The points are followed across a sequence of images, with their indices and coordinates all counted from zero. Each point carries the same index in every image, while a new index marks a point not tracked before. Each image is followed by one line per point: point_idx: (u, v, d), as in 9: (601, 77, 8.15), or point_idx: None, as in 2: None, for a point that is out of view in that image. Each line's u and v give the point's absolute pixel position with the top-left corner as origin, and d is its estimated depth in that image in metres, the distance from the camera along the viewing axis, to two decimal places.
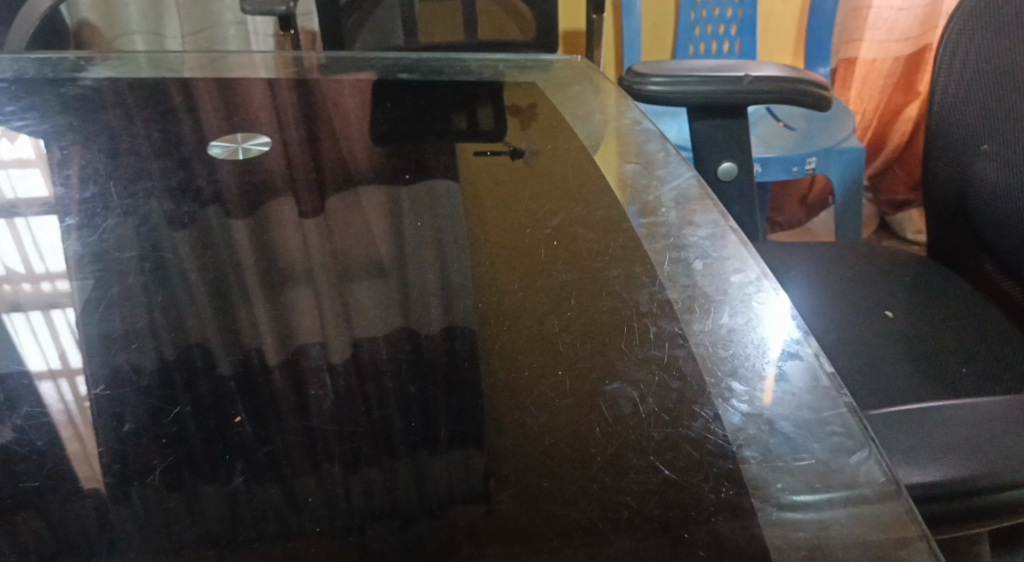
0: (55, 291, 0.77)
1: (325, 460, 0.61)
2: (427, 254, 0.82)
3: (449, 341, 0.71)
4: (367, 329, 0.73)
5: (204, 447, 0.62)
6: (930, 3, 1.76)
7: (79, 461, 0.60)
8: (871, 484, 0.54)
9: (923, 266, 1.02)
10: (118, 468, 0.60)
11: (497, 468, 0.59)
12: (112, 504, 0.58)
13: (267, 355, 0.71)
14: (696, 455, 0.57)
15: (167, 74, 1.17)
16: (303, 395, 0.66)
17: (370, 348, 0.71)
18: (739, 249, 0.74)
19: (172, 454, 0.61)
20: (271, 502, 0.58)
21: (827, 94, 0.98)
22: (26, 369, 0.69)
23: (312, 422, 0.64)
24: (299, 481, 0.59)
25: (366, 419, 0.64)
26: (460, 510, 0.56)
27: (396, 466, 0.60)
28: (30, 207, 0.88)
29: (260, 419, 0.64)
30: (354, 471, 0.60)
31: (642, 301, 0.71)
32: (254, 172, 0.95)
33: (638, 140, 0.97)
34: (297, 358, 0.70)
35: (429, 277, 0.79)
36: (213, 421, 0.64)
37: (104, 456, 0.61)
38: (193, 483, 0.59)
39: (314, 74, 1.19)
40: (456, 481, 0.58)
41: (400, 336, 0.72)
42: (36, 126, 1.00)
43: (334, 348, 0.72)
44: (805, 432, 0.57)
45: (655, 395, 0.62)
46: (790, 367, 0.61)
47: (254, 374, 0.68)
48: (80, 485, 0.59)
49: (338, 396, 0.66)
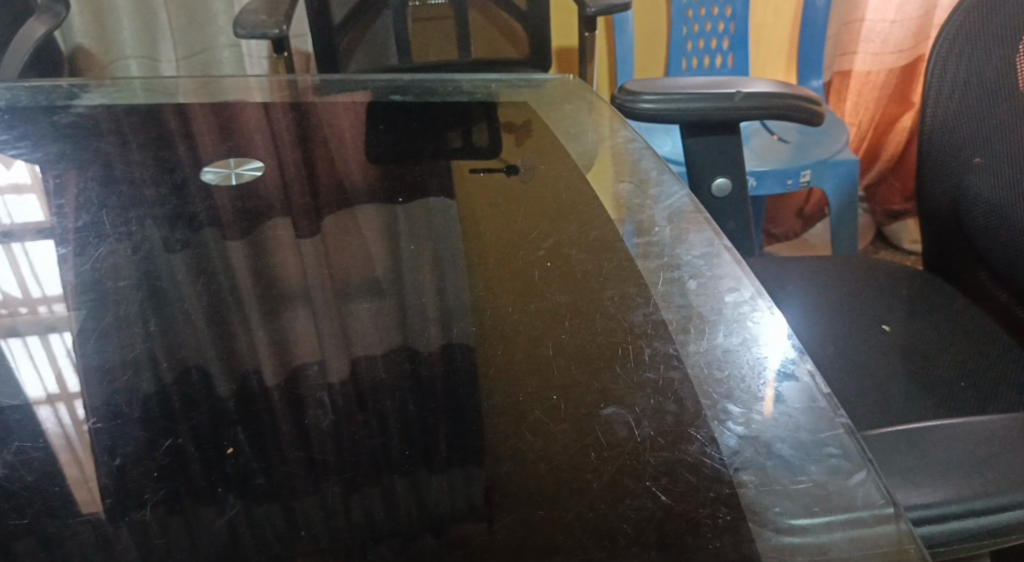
0: (53, 315, 0.76)
1: (325, 480, 0.60)
2: (423, 274, 0.82)
3: (447, 360, 0.70)
4: (366, 349, 0.73)
5: (202, 469, 0.61)
6: (923, 15, 1.77)
7: (78, 485, 0.60)
8: (869, 506, 0.53)
9: (920, 279, 1.02)
10: (116, 492, 0.60)
11: (495, 492, 0.58)
12: (111, 527, 0.58)
13: (265, 377, 0.70)
14: (692, 479, 0.57)
15: (162, 99, 1.17)
16: (302, 417, 0.66)
17: (368, 368, 0.71)
18: (733, 268, 0.74)
19: (171, 477, 0.61)
20: (272, 525, 0.57)
21: (820, 109, 0.98)
22: (23, 396, 0.69)
23: (312, 442, 0.63)
24: (299, 502, 0.59)
25: (365, 439, 0.63)
26: (457, 535, 0.56)
27: (396, 488, 0.60)
28: (25, 234, 0.88)
29: (260, 441, 0.64)
30: (354, 492, 0.59)
31: (636, 322, 0.71)
32: (248, 196, 0.95)
33: (632, 158, 0.97)
34: (296, 380, 0.70)
35: (425, 297, 0.78)
36: (211, 444, 0.63)
37: (102, 480, 0.61)
38: (193, 506, 0.59)
39: (308, 96, 1.20)
40: (456, 505, 0.58)
41: (399, 356, 0.72)
42: (31, 153, 1.01)
43: (333, 369, 0.71)
44: (801, 454, 0.57)
45: (651, 419, 0.61)
46: (786, 388, 0.61)
47: (253, 396, 0.68)
48: (79, 509, 0.59)
49: (337, 416, 0.66)
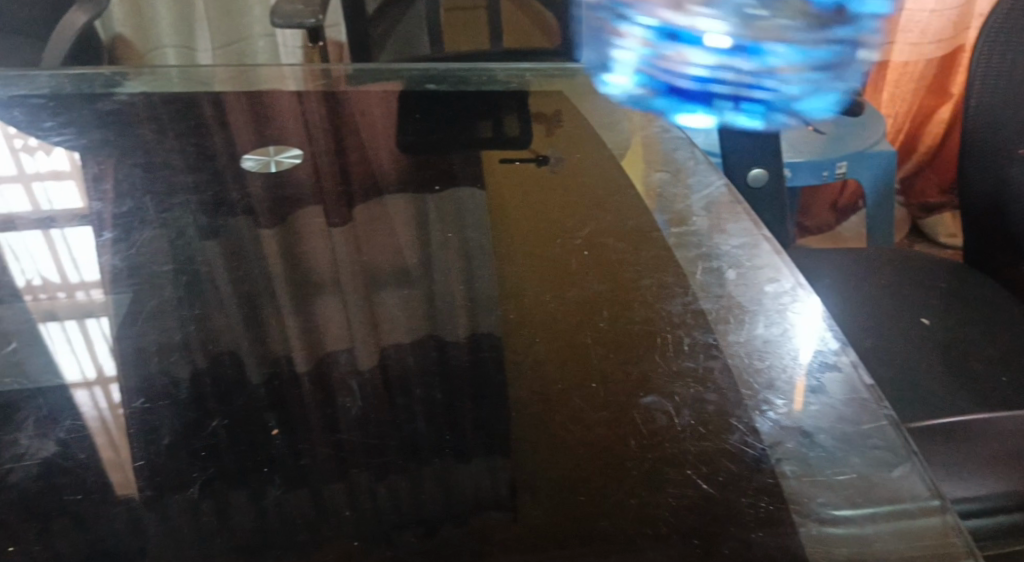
0: (90, 301, 0.77)
1: (352, 467, 0.61)
2: (454, 265, 0.82)
3: (474, 350, 0.71)
4: (395, 337, 0.74)
5: (233, 454, 0.62)
6: (963, 5, 1.75)
7: (111, 466, 0.61)
8: (915, 499, 0.53)
9: (961, 273, 1.01)
10: (149, 476, 0.60)
11: (523, 479, 0.58)
12: (143, 508, 0.58)
13: (296, 363, 0.71)
14: (735, 469, 0.57)
15: (199, 87, 1.18)
16: (333, 404, 0.66)
17: (397, 358, 0.71)
18: (772, 258, 0.75)
19: (203, 465, 0.61)
20: (301, 510, 0.57)
21: (860, 99, 0.97)
22: (60, 375, 0.70)
23: (341, 432, 0.64)
24: (327, 488, 0.59)
25: (391, 428, 0.64)
26: (486, 521, 0.56)
27: (423, 473, 0.60)
28: (65, 219, 0.89)
29: (291, 428, 0.64)
30: (381, 478, 0.60)
31: (674, 311, 0.71)
32: (284, 184, 0.95)
33: (667, 148, 0.99)
34: (326, 366, 0.71)
35: (457, 287, 0.79)
36: (243, 431, 0.64)
37: (136, 462, 0.61)
38: (224, 490, 0.59)
39: (340, 85, 1.20)
40: (482, 490, 0.58)
41: (429, 346, 0.72)
42: (74, 141, 1.02)
43: (362, 355, 0.72)
44: (844, 446, 0.57)
45: (691, 408, 0.61)
46: (828, 380, 0.62)
47: (284, 383, 0.68)
48: (112, 490, 0.59)
49: (367, 404, 0.66)
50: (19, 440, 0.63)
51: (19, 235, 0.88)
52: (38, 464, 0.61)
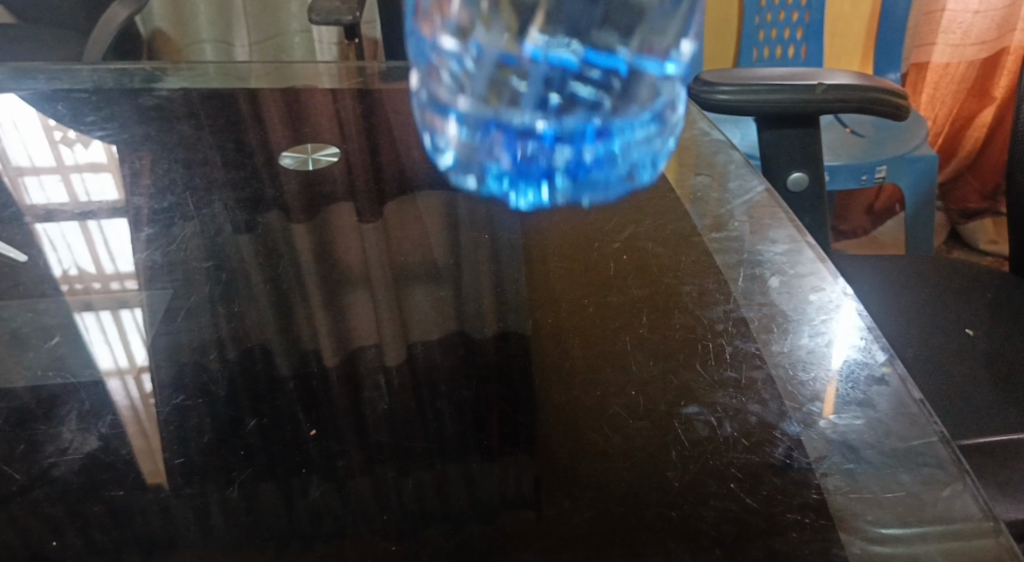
0: (125, 292, 0.78)
1: (380, 463, 0.60)
2: (483, 261, 0.81)
3: (504, 348, 0.70)
4: (422, 333, 0.73)
5: (262, 447, 0.62)
6: (1008, 5, 1.75)
7: (143, 456, 0.61)
8: (968, 520, 0.53)
9: (1006, 287, 1.00)
10: (179, 466, 0.60)
11: (549, 483, 0.58)
12: (173, 498, 0.58)
13: (325, 357, 0.70)
14: (778, 483, 0.56)
15: (236, 83, 1.19)
16: (359, 399, 0.66)
17: (424, 354, 0.70)
18: (816, 267, 0.74)
19: (231, 457, 0.61)
20: (327, 506, 0.57)
21: (904, 102, 0.95)
22: (92, 362, 0.70)
23: (368, 428, 0.63)
24: (353, 483, 0.59)
25: (419, 426, 0.63)
26: (511, 522, 0.55)
27: (449, 471, 0.60)
28: (102, 212, 0.90)
29: (320, 423, 0.64)
30: (406, 474, 0.59)
31: (716, 318, 0.70)
32: (319, 180, 0.95)
33: (706, 151, 0.98)
34: (354, 360, 0.70)
35: (485, 285, 0.78)
36: (271, 424, 0.63)
37: (168, 453, 0.61)
38: (253, 484, 0.59)
39: (374, 82, 1.20)
40: (508, 489, 0.57)
41: (454, 343, 0.71)
42: (115, 136, 1.04)
43: (390, 350, 0.71)
44: (893, 461, 0.57)
45: (733, 420, 0.61)
46: (877, 394, 0.61)
47: (312, 377, 0.68)
48: (143, 479, 0.59)
49: (393, 399, 0.66)
50: (62, 434, 0.63)
51: (58, 226, 0.89)
52: (81, 459, 0.61)
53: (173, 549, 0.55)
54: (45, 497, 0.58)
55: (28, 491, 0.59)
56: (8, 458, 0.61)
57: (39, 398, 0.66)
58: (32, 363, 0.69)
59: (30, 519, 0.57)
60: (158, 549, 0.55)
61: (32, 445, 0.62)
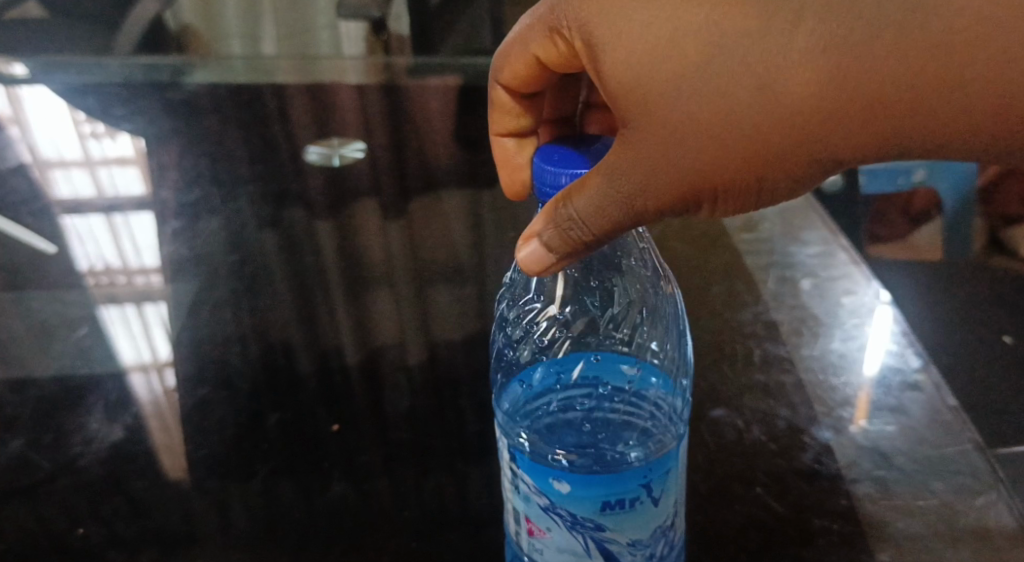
0: (149, 286, 0.78)
1: (399, 463, 0.60)
2: (506, 257, 0.81)
3: None
4: (445, 331, 0.72)
5: (283, 443, 0.61)
6: None
7: (165, 452, 0.61)
8: (1001, 527, 0.52)
9: None
10: (202, 460, 0.60)
11: None
12: (194, 493, 0.58)
13: (346, 354, 0.70)
14: (807, 488, 0.55)
15: (262, 77, 1.19)
16: (381, 397, 0.65)
17: (447, 353, 0.70)
18: (848, 269, 0.75)
19: (252, 455, 0.60)
20: (345, 504, 0.57)
21: None
22: (114, 352, 0.69)
23: (388, 426, 0.63)
24: (373, 483, 0.58)
25: (440, 425, 0.63)
26: None
27: (469, 472, 0.59)
28: (128, 206, 0.91)
29: (342, 419, 0.63)
30: (427, 474, 0.59)
31: (745, 321, 0.69)
32: (343, 173, 0.95)
33: None
34: (376, 358, 0.69)
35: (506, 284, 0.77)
36: (293, 419, 0.63)
37: (189, 448, 0.61)
38: (273, 481, 0.58)
39: (401, 77, 1.19)
40: None
41: (475, 341, 0.71)
42: (143, 132, 1.05)
43: (412, 347, 0.70)
44: (927, 470, 0.56)
45: (760, 424, 0.60)
46: (909, 401, 0.61)
47: (334, 373, 0.68)
48: (165, 473, 0.59)
49: (415, 398, 0.65)
50: (88, 426, 0.63)
51: (86, 220, 0.89)
52: (104, 451, 0.61)
53: (192, 544, 0.55)
54: (65, 489, 0.58)
55: (49, 482, 0.59)
56: (32, 449, 0.61)
57: (66, 388, 0.66)
58: (58, 354, 0.69)
59: (53, 507, 0.57)
60: (179, 544, 0.55)
61: (59, 437, 0.62)
